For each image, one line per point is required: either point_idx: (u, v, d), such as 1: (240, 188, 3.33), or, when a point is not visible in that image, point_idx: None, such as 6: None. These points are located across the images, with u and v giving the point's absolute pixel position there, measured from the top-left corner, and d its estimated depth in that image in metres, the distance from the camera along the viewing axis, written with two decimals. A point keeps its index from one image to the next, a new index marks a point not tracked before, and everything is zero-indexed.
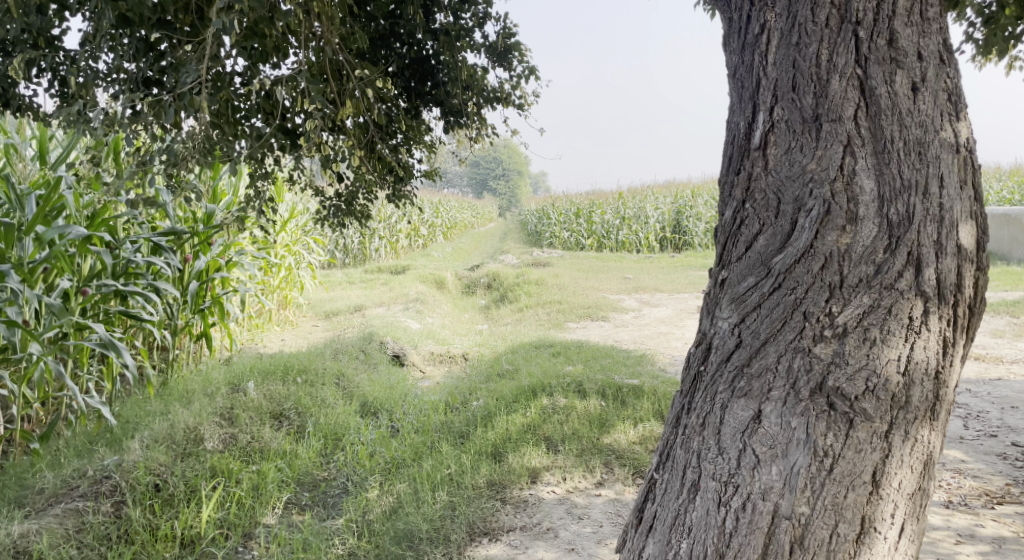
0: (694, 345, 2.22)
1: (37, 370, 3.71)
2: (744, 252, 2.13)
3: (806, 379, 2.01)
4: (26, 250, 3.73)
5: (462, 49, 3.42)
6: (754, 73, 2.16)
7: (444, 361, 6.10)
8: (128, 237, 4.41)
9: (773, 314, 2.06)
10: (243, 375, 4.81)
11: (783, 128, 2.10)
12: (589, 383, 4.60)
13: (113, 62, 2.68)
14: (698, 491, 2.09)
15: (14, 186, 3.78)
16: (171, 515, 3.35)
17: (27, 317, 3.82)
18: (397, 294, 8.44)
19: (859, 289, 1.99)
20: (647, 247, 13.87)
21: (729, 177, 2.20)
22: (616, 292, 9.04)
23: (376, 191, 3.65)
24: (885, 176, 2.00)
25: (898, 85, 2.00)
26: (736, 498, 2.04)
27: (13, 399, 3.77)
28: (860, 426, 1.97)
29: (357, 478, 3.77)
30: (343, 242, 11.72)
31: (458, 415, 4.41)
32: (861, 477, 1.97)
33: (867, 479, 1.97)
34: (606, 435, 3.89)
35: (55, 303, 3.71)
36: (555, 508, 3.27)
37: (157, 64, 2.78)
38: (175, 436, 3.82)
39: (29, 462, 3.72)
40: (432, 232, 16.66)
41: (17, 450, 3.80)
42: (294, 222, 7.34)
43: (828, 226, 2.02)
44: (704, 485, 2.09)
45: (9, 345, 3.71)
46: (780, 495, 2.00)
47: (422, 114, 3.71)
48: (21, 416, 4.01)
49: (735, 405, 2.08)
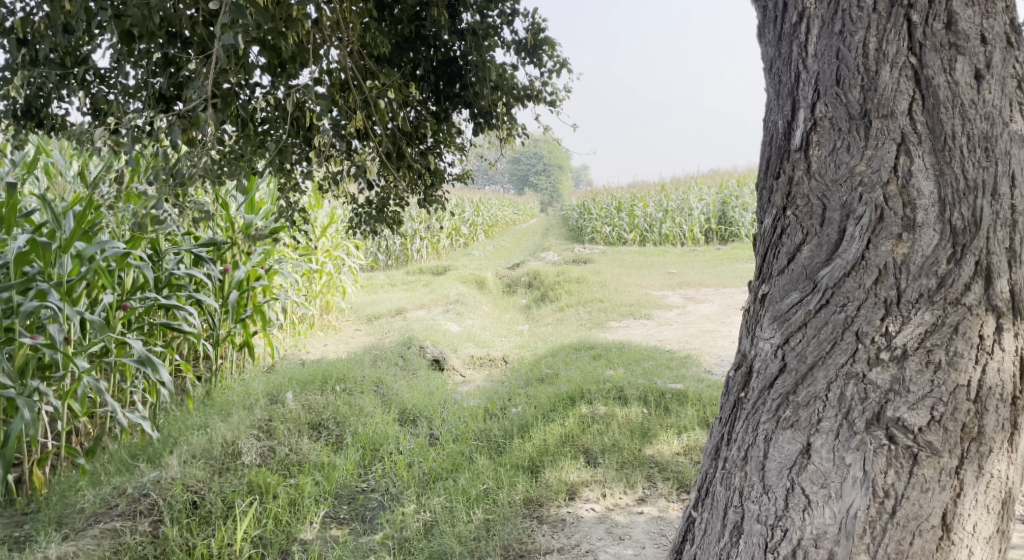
0: (734, 368, 2.07)
1: (80, 389, 3.59)
2: (786, 265, 1.96)
3: (861, 409, 1.83)
4: (65, 268, 3.59)
5: (490, 49, 3.20)
6: (793, 67, 1.98)
7: (484, 364, 5.97)
8: (170, 250, 4.33)
9: (821, 334, 1.88)
10: (281, 386, 4.71)
11: (827, 126, 1.91)
12: (631, 389, 4.42)
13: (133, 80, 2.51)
14: (742, 534, 1.96)
15: (53, 205, 3.61)
16: (208, 533, 3.23)
17: (70, 334, 3.74)
18: (437, 295, 8.32)
19: (919, 305, 1.80)
20: (692, 240, 13.57)
21: (767, 181, 2.03)
22: (659, 288, 8.83)
23: (406, 197, 3.50)
24: (946, 177, 1.80)
25: (959, 73, 1.79)
26: (785, 544, 1.90)
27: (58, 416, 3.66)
28: (925, 462, 1.79)
29: (394, 491, 3.62)
30: (385, 245, 11.67)
31: (497, 423, 4.27)
32: (929, 521, 1.80)
33: (935, 523, 1.80)
34: (648, 446, 3.73)
35: (95, 320, 3.60)
36: (595, 528, 3.12)
37: (175, 78, 2.59)
38: (212, 451, 3.73)
39: (75, 478, 3.65)
40: (474, 232, 16.59)
41: (62, 466, 3.73)
42: (334, 227, 7.26)
43: (881, 236, 1.83)
44: (748, 528, 1.95)
45: (52, 362, 3.62)
46: (835, 541, 1.85)
47: (452, 117, 3.52)
48: (67, 432, 3.95)
49: (781, 437, 1.92)
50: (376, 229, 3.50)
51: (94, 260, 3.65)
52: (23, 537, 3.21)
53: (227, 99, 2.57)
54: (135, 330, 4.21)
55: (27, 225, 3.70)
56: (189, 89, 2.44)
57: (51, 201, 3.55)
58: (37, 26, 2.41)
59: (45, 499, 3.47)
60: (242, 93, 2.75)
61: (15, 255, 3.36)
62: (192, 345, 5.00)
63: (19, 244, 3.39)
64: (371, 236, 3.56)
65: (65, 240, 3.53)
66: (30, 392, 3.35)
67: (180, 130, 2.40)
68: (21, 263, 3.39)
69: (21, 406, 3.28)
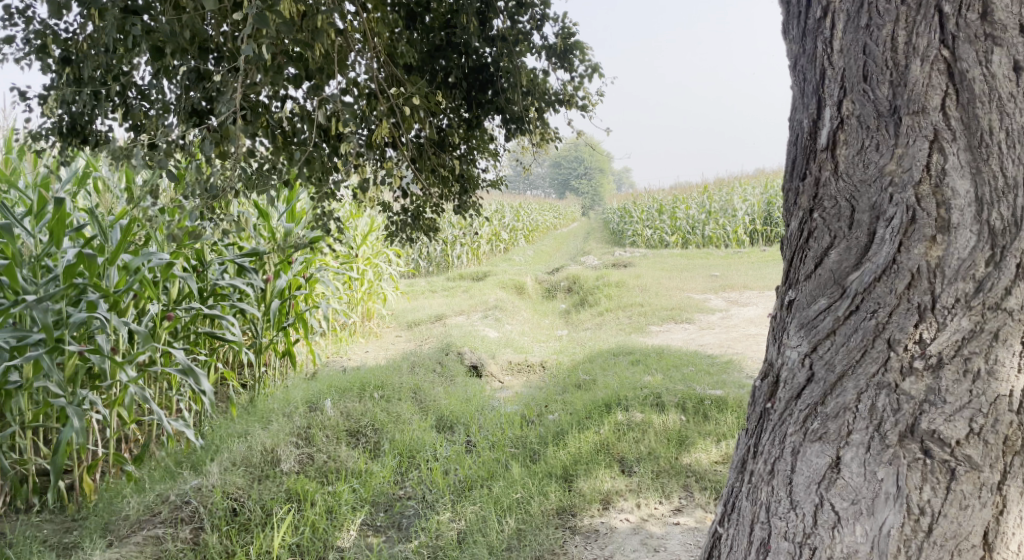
0: (761, 378, 2.03)
1: (127, 397, 3.60)
2: (813, 270, 1.91)
3: (894, 420, 1.77)
4: (112, 279, 3.59)
5: (521, 55, 3.10)
6: (818, 63, 1.91)
7: (522, 370, 5.94)
8: (215, 260, 4.36)
9: (850, 342, 1.83)
10: (320, 393, 4.68)
11: (854, 124, 1.85)
12: (668, 396, 4.33)
13: (171, 95, 2.46)
14: (769, 551, 1.92)
15: (101, 218, 3.63)
16: (247, 541, 3.22)
17: (117, 343, 3.73)
18: (476, 301, 8.31)
19: (956, 310, 1.73)
20: (737, 242, 13.32)
21: (794, 183, 1.97)
22: (702, 292, 8.70)
23: (441, 204, 3.44)
24: (982, 175, 1.72)
25: (996, 65, 1.70)
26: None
27: (105, 424, 3.65)
28: (964, 476, 1.73)
29: (429, 499, 3.56)
30: (425, 251, 11.70)
31: (534, 429, 4.22)
32: (969, 540, 1.73)
33: (976, 543, 1.73)
34: (686, 455, 3.65)
35: (141, 329, 3.58)
36: (629, 540, 3.05)
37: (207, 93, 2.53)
38: (252, 458, 3.71)
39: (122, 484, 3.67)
40: (514, 237, 16.56)
41: (111, 473, 3.74)
42: (374, 235, 7.28)
43: (913, 238, 1.76)
44: (774, 546, 1.91)
45: (100, 371, 3.64)
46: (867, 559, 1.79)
47: (485, 123, 3.43)
48: (116, 439, 3.97)
49: (809, 450, 1.87)
50: (412, 237, 3.44)
51: (139, 271, 3.66)
52: (70, 543, 3.21)
53: (256, 109, 2.54)
54: (181, 339, 4.21)
55: (78, 239, 3.73)
56: (218, 101, 2.38)
57: (98, 215, 3.57)
58: (79, 42, 2.39)
59: (93, 505, 3.49)
60: (273, 104, 2.66)
61: (65, 267, 3.33)
62: (234, 352, 5.01)
63: (69, 257, 3.38)
64: (408, 244, 3.50)
65: (111, 252, 3.51)
66: (79, 400, 3.37)
67: (209, 145, 2.35)
68: (71, 275, 3.33)
69: (70, 414, 3.30)
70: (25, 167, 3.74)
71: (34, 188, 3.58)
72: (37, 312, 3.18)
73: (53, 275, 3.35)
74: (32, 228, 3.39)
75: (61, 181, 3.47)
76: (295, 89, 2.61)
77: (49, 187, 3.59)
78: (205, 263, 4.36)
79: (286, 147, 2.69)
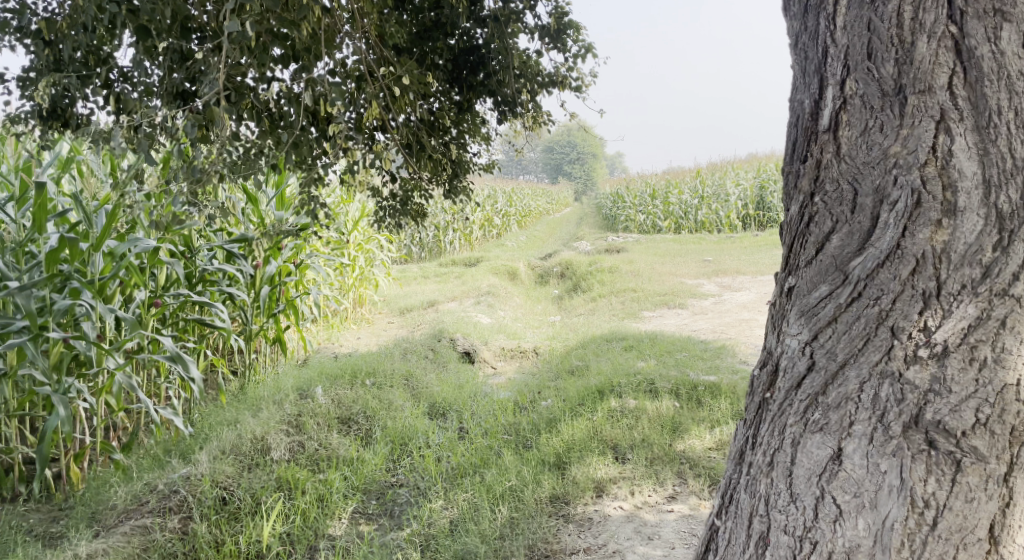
0: (760, 367, 1.99)
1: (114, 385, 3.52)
2: (815, 256, 1.86)
3: (897, 411, 1.73)
4: (97, 266, 3.50)
5: (513, 36, 3.03)
6: (820, 41, 1.86)
7: (515, 356, 5.89)
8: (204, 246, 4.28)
9: (853, 330, 1.79)
10: (311, 382, 4.61)
11: (858, 104, 1.79)
12: (662, 382, 4.30)
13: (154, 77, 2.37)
14: (768, 546, 1.88)
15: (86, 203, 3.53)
16: (237, 529, 3.16)
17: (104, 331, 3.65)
18: (469, 287, 8.25)
19: (962, 297, 1.69)
20: (730, 226, 13.27)
21: (794, 165, 1.92)
22: (695, 276, 8.67)
23: (432, 188, 3.36)
24: (990, 157, 1.67)
25: (1005, 42, 1.65)
26: (814, 556, 1.82)
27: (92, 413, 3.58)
28: (969, 468, 1.69)
29: (422, 486, 3.52)
30: (417, 238, 11.62)
31: (526, 416, 4.18)
32: (974, 533, 1.69)
33: (981, 536, 1.69)
34: (679, 441, 3.62)
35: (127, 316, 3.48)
36: (623, 527, 3.02)
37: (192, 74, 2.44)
38: (242, 446, 3.64)
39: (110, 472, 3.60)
40: (507, 222, 16.46)
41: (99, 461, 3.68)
42: (365, 221, 7.20)
43: (919, 222, 1.72)
44: (774, 540, 1.87)
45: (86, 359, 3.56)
46: (868, 554, 1.76)
47: (477, 106, 3.36)
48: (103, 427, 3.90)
49: (809, 441, 1.84)
50: (401, 222, 3.37)
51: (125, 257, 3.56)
52: (57, 534, 3.16)
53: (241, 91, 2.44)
54: (169, 327, 4.13)
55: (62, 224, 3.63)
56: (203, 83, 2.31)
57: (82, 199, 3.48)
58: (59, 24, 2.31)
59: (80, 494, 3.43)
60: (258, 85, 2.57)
61: (48, 253, 3.24)
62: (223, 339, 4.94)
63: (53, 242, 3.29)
64: (398, 229, 3.43)
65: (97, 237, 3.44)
66: (65, 388, 3.29)
67: (194, 128, 2.27)
68: (53, 261, 3.24)
69: (56, 402, 3.22)
70: (8, 151, 3.64)
71: (16, 172, 3.49)
72: (20, 298, 3.10)
73: (36, 261, 3.27)
74: (15, 213, 3.32)
75: (44, 165, 3.37)
76: (281, 69, 2.52)
77: (32, 171, 3.49)
78: (194, 248, 4.27)
79: (272, 130, 2.60)
